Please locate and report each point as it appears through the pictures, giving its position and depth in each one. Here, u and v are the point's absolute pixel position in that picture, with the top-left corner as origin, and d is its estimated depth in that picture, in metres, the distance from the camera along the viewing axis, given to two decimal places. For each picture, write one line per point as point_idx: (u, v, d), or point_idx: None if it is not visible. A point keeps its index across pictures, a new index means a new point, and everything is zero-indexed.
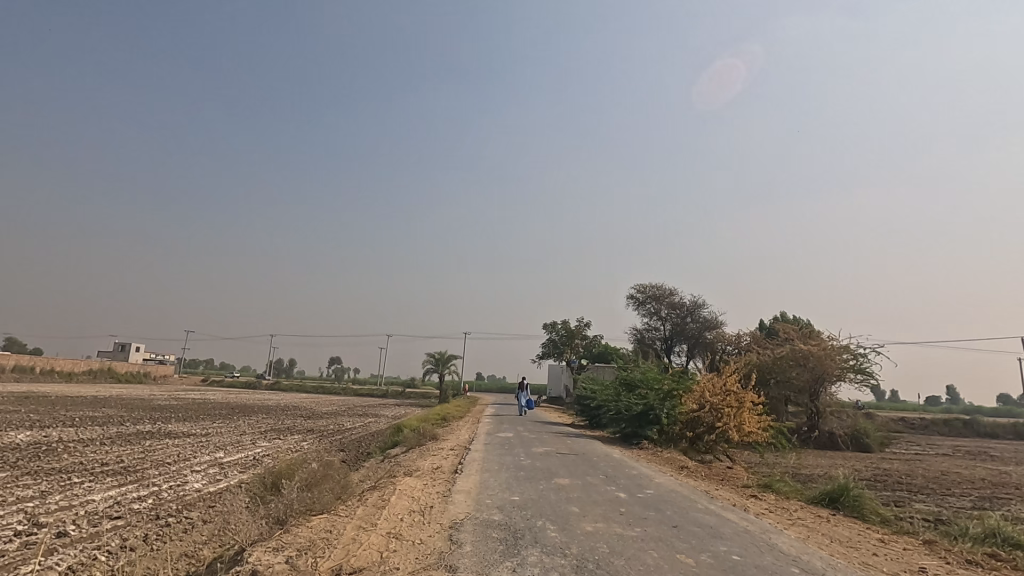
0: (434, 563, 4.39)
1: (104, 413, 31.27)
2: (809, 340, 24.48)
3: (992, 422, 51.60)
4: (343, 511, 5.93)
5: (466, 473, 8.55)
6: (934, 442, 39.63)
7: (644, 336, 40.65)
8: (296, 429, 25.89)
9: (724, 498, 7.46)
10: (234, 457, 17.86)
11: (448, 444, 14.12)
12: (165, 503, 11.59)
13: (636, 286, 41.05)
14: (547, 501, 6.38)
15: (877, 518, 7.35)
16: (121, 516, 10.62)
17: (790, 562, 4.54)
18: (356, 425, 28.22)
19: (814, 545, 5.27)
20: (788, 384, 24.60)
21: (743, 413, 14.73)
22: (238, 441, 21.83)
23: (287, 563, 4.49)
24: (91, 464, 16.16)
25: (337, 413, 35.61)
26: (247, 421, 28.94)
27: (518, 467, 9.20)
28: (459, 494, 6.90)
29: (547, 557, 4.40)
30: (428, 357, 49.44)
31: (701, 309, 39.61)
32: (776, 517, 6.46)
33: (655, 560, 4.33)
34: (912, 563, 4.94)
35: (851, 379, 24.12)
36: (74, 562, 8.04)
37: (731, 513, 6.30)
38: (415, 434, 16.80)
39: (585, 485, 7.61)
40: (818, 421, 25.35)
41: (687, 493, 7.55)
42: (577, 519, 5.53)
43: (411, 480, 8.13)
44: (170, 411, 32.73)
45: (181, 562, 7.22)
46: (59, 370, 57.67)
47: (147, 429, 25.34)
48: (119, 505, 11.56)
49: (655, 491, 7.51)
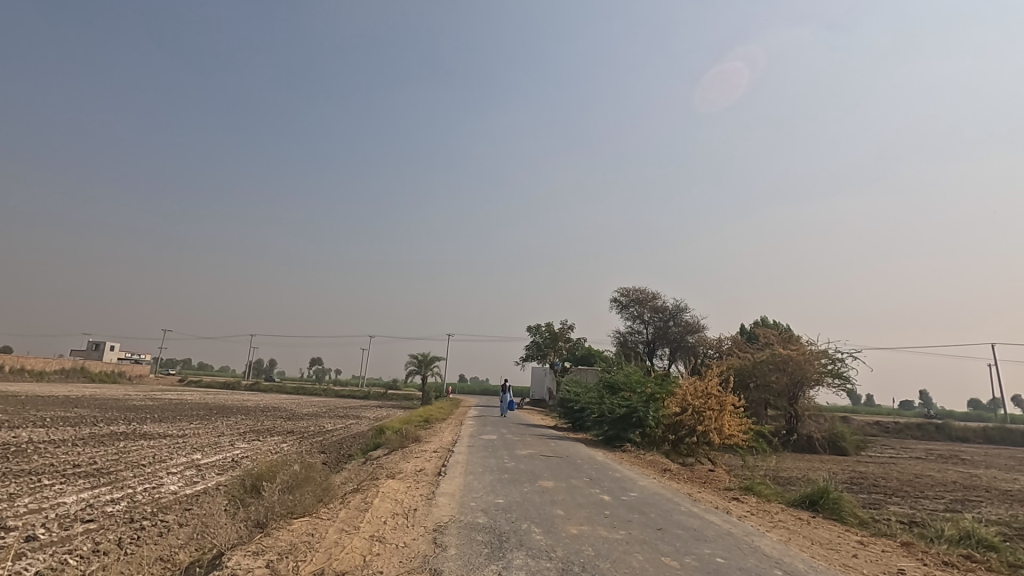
0: (418, 567, 4.33)
1: (77, 413, 30.48)
2: (788, 344, 24.87)
3: (963, 426, 52.92)
4: (325, 513, 5.84)
5: (450, 476, 8.50)
6: (908, 446, 40.50)
7: (627, 340, 40.92)
8: (276, 430, 25.52)
9: (706, 501, 7.52)
10: (212, 458, 17.56)
11: (431, 446, 14.04)
12: (140, 506, 11.34)
13: (620, 290, 41.32)
14: (531, 504, 6.38)
15: (855, 520, 7.48)
16: (94, 520, 10.36)
17: (773, 564, 4.58)
18: (337, 427, 27.93)
19: (796, 547, 5.32)
20: (767, 388, 24.97)
21: (724, 416, 14.85)
22: (217, 442, 21.45)
23: (267, 567, 4.40)
24: (64, 465, 15.77)
25: (318, 414, 35.25)
26: (226, 422, 28.49)
27: (502, 470, 9.17)
28: (443, 496, 6.85)
29: (532, 560, 4.38)
30: (412, 358, 49.17)
31: (683, 313, 40.00)
32: (757, 520, 6.53)
33: (641, 563, 4.34)
34: (890, 565, 5.02)
35: (829, 384, 24.56)
36: (44, 566, 7.82)
37: (714, 516, 6.35)
38: (398, 436, 16.68)
39: (569, 488, 7.63)
40: (796, 424, 25.72)
41: (671, 495, 7.59)
42: (562, 522, 5.53)
43: (394, 483, 8.05)
44: (146, 412, 32.04)
45: (156, 566, 7.08)
46: (30, 369, 56.15)
47: (122, 429, 24.80)
48: (92, 507, 11.28)
49: (639, 493, 7.55)
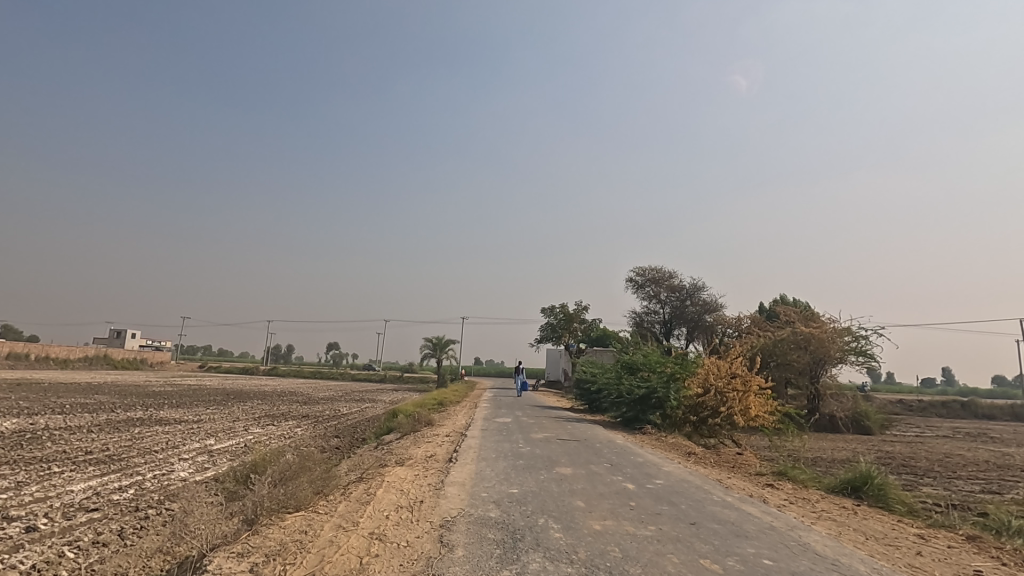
0: (419, 572, 3.79)
1: (96, 400, 30.71)
2: (810, 322, 24.09)
3: (989, 403, 51.63)
4: (324, 507, 5.33)
5: (461, 463, 7.97)
6: (933, 424, 39.48)
7: (644, 320, 40.16)
8: (291, 415, 25.41)
9: (739, 488, 6.92)
10: (225, 444, 17.39)
11: (443, 430, 13.53)
12: (147, 494, 11.05)
13: (635, 269, 40.42)
14: (548, 494, 5.83)
15: (903, 508, 6.85)
16: (98, 509, 10.09)
17: (830, 567, 3.95)
18: (352, 410, 27.78)
19: (851, 544, 4.69)
20: (788, 367, 24.21)
21: (749, 397, 14.44)
22: (231, 428, 21.29)
23: (251, 572, 3.89)
24: (75, 452, 15.66)
25: (334, 398, 35.19)
26: (241, 407, 28.50)
27: (517, 456, 8.61)
28: (452, 486, 6.30)
29: (551, 564, 3.80)
30: (427, 341, 48.96)
31: (701, 291, 39.07)
32: (799, 511, 5.91)
33: (676, 568, 3.73)
34: (962, 563, 4.39)
35: (853, 362, 23.75)
36: (40, 559, 7.44)
37: (752, 507, 5.74)
38: (410, 419, 16.24)
39: (590, 475, 7.06)
40: (817, 403, 24.92)
41: (701, 483, 6.98)
42: (581, 516, 4.95)
43: (401, 471, 7.53)
44: (164, 398, 32.20)
45: (155, 559, 6.65)
46: (54, 357, 57.35)
47: (138, 415, 24.85)
48: (98, 496, 11.02)
49: (665, 481, 6.94)
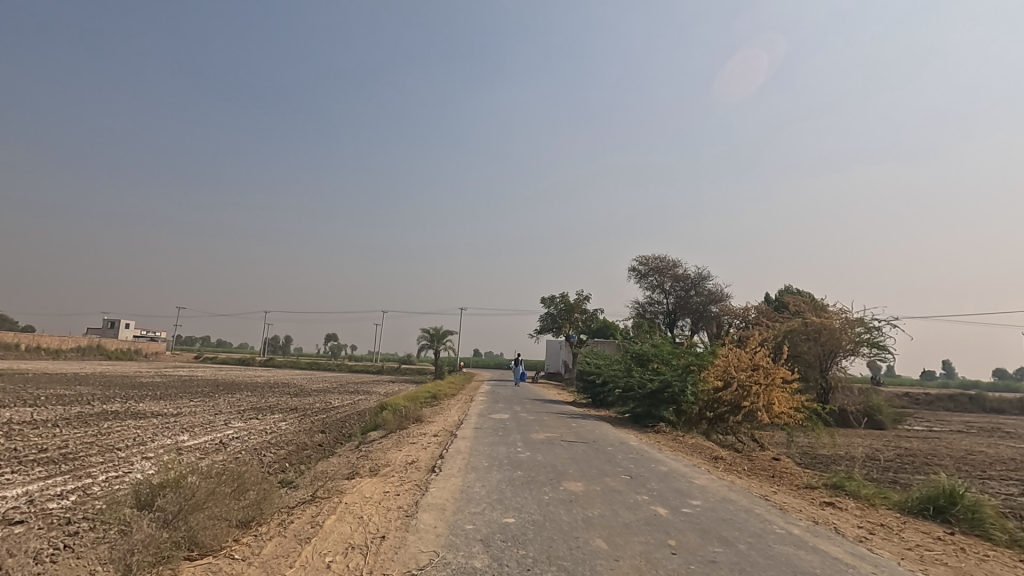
0: None
1: (76, 391, 29.17)
2: (821, 313, 22.56)
3: (998, 398, 49.99)
4: (241, 551, 3.81)
5: (445, 474, 6.43)
6: (942, 418, 38.04)
7: (646, 310, 38.63)
8: (277, 408, 23.90)
9: (799, 512, 5.38)
10: (195, 442, 15.80)
11: (431, 428, 12.05)
12: (88, 504, 9.52)
13: (637, 258, 38.88)
14: (556, 528, 4.26)
15: (1008, 538, 5.34)
16: (22, 522, 8.50)
17: None
18: (343, 403, 26.34)
19: None
20: (799, 360, 22.66)
21: (773, 392, 12.86)
22: (208, 422, 19.74)
23: None
24: (28, 450, 14.17)
25: (326, 390, 33.63)
26: (226, 400, 27.00)
27: (515, 464, 7.07)
28: (428, 514, 4.74)
29: None
30: (424, 333, 47.38)
31: (705, 281, 37.49)
32: (893, 548, 4.39)
33: None
34: None
35: (866, 354, 22.28)
36: None
37: (831, 546, 4.22)
38: (398, 416, 14.74)
39: (606, 493, 5.56)
40: (829, 397, 23.40)
41: (750, 504, 5.45)
42: (605, 570, 3.42)
43: (369, 485, 6.02)
44: (149, 390, 30.74)
45: None
46: (46, 348, 55.78)
47: (114, 409, 23.24)
48: (30, 506, 9.45)
49: (702, 501, 5.42)
